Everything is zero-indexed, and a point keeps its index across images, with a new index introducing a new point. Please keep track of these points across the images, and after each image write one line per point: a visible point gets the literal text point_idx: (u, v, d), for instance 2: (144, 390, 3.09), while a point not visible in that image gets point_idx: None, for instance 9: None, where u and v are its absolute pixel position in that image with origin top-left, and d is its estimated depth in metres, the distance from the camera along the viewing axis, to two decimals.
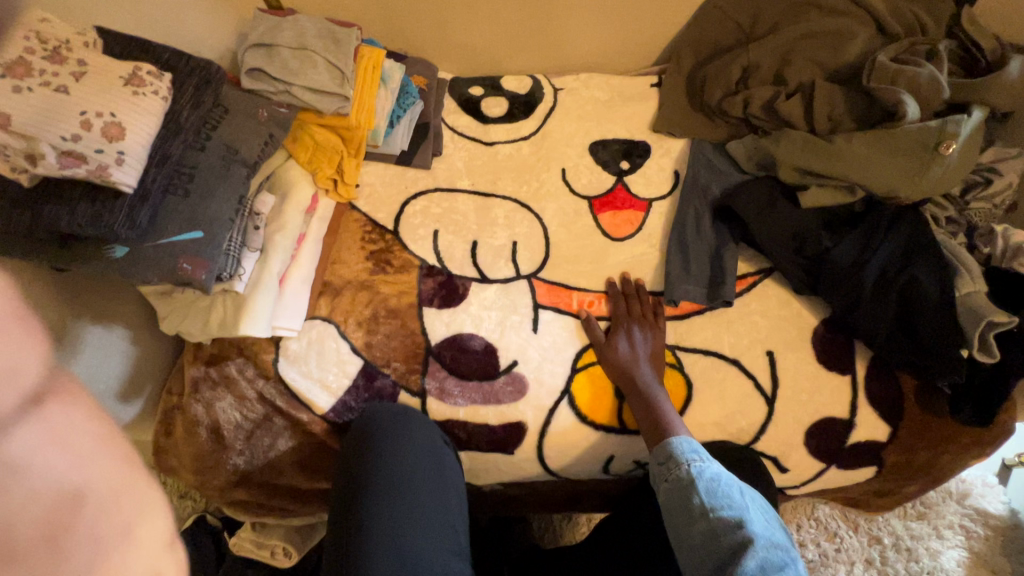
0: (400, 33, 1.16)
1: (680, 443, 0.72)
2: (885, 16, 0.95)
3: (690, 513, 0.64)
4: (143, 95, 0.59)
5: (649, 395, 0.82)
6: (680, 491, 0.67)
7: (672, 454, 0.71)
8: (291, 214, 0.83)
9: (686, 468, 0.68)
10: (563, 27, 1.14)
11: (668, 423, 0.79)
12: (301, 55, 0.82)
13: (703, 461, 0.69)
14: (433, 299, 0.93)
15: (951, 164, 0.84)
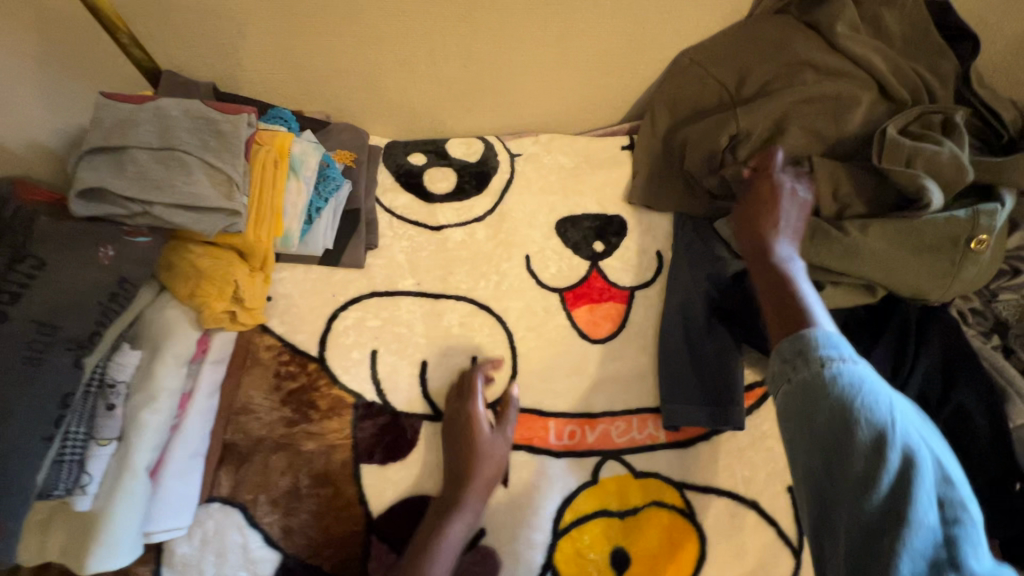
0: (316, 94, 0.94)
1: (817, 334, 0.48)
2: (887, 79, 0.83)
3: (843, 443, 0.43)
4: None
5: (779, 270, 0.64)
6: (821, 404, 0.44)
7: (804, 348, 0.48)
8: (165, 375, 0.61)
9: (827, 368, 0.45)
10: (518, 85, 0.96)
11: (801, 300, 0.57)
12: (170, 162, 0.60)
13: (853, 360, 0.46)
14: (373, 452, 0.73)
15: (984, 261, 0.71)
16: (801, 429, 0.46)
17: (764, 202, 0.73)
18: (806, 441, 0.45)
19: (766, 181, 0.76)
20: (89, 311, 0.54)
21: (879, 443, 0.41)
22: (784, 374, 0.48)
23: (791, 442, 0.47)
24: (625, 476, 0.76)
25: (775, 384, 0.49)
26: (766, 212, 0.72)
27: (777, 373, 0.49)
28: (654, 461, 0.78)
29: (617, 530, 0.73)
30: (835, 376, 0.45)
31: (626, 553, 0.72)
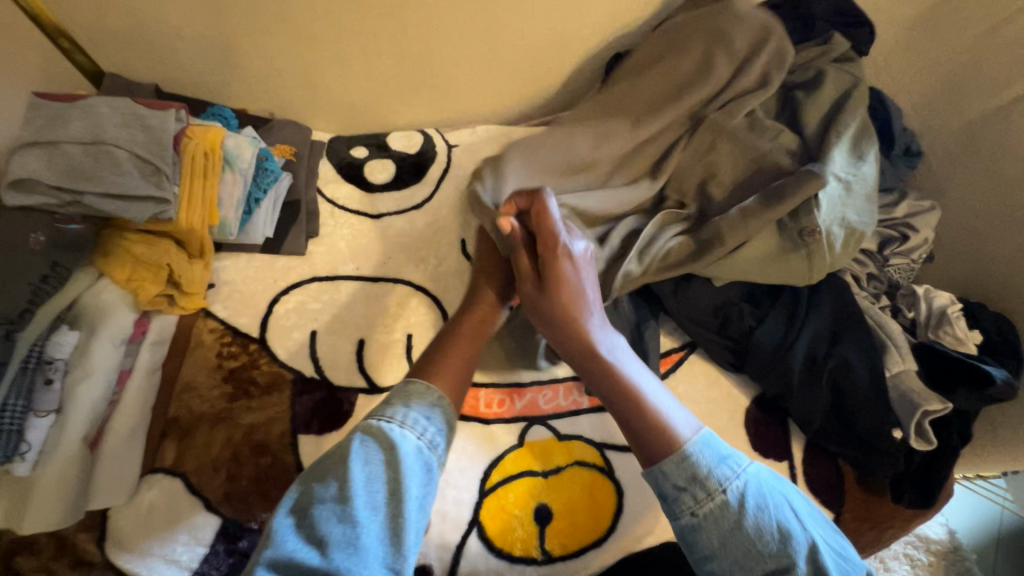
0: (259, 93, 0.99)
1: (701, 445, 0.60)
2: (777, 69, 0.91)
3: (753, 545, 0.57)
4: None
5: (609, 361, 0.66)
6: (726, 528, 0.57)
7: (695, 475, 0.58)
8: (101, 352, 0.66)
9: (725, 495, 0.57)
10: (452, 80, 1.01)
11: (651, 419, 0.62)
12: (98, 154, 0.64)
13: (737, 474, 0.59)
14: (310, 423, 0.78)
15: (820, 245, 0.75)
16: (701, 545, 0.58)
17: (558, 286, 0.69)
18: (706, 543, 0.58)
19: (548, 260, 0.70)
20: (19, 289, 0.59)
21: (776, 539, 0.56)
22: (680, 500, 0.59)
23: (692, 548, 0.59)
24: (549, 439, 0.82)
25: (669, 507, 0.59)
26: (561, 304, 0.68)
27: (670, 498, 0.59)
28: (577, 425, 0.83)
29: (541, 488, 0.78)
30: (728, 490, 0.58)
31: (549, 508, 0.77)
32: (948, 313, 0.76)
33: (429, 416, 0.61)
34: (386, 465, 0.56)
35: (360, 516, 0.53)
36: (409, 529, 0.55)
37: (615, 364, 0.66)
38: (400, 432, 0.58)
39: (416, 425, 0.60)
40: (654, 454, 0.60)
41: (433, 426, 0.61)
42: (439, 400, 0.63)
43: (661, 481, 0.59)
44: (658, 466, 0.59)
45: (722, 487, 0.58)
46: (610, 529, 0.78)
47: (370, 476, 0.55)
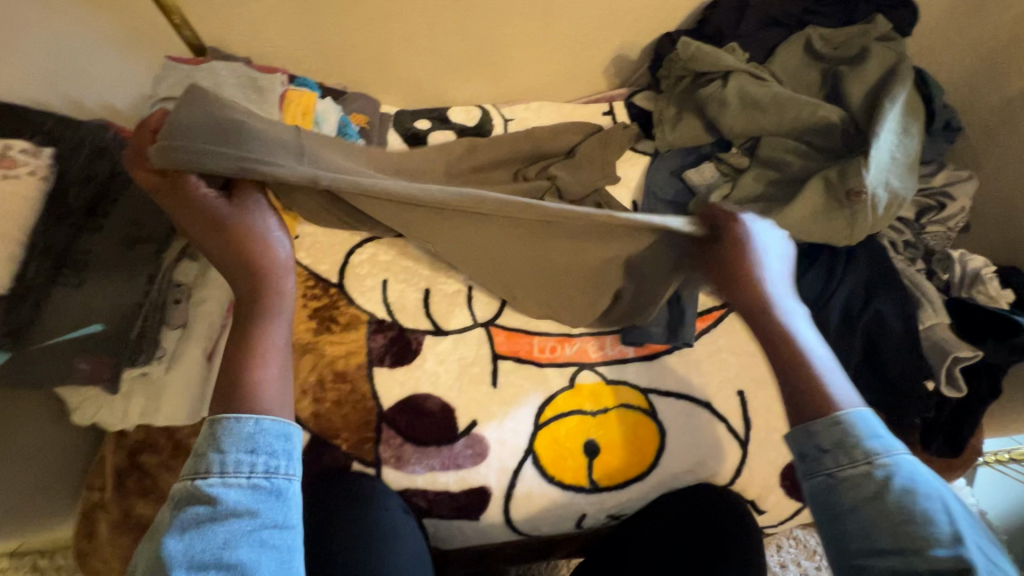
0: (336, 67, 1.08)
1: (859, 418, 0.56)
2: (821, 48, 0.96)
3: (895, 523, 0.51)
4: (15, 177, 0.59)
5: (774, 319, 0.68)
6: (860, 500, 0.53)
7: (846, 436, 0.55)
8: (216, 281, 0.74)
9: (877, 466, 0.54)
10: (510, 58, 1.10)
11: (822, 390, 0.60)
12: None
13: (892, 454, 0.54)
14: (384, 358, 0.87)
15: (874, 204, 0.81)
16: (836, 506, 0.54)
17: (738, 257, 0.72)
18: (837, 513, 0.54)
19: (721, 243, 0.74)
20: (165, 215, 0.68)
21: (923, 519, 0.50)
22: (819, 460, 0.56)
23: (822, 519, 0.55)
24: (597, 383, 0.88)
25: (808, 466, 0.57)
26: (734, 272, 0.72)
27: (811, 456, 0.57)
28: (624, 372, 0.89)
29: (590, 425, 0.85)
30: (878, 468, 0.53)
31: (597, 443, 0.84)
32: (981, 274, 0.83)
33: (254, 449, 0.52)
34: (222, 506, 0.49)
35: (234, 537, 0.48)
36: (275, 539, 0.50)
37: (783, 329, 0.67)
38: (222, 449, 0.51)
39: (239, 467, 0.51)
40: (800, 415, 0.59)
41: (275, 430, 0.54)
42: (258, 424, 0.53)
43: (802, 439, 0.58)
44: (803, 426, 0.58)
45: (870, 462, 0.54)
46: (651, 465, 0.85)
47: (217, 516, 0.48)
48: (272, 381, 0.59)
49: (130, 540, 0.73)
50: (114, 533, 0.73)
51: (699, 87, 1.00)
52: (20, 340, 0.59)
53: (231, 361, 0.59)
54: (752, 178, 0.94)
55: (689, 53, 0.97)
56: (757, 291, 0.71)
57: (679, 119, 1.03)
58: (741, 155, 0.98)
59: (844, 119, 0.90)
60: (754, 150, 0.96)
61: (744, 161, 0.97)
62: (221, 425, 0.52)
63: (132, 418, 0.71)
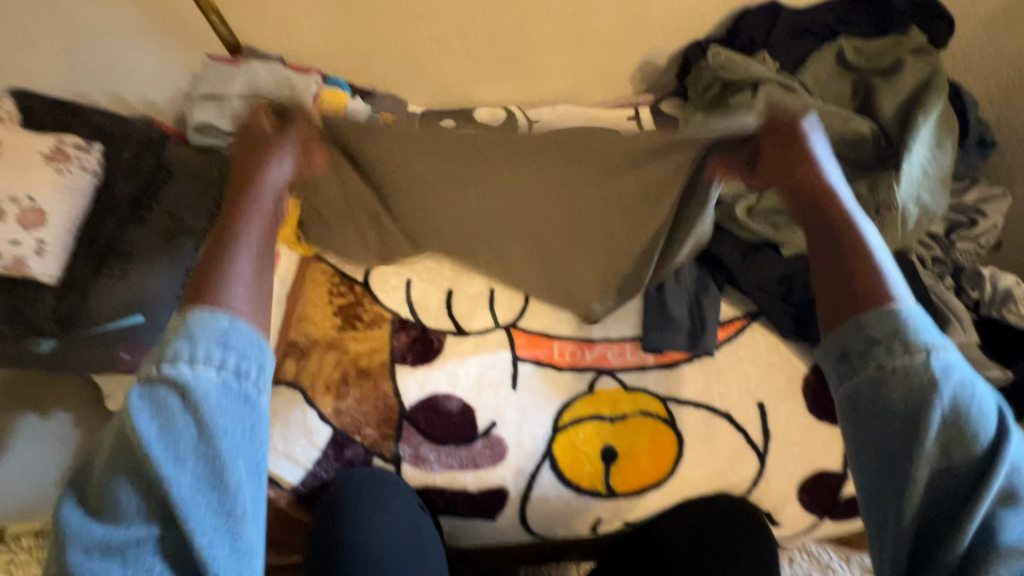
0: (366, 66, 1.09)
1: (911, 312, 0.45)
2: (854, 58, 0.96)
3: (917, 431, 0.42)
4: (65, 171, 0.76)
5: (851, 231, 0.53)
6: (913, 400, 0.42)
7: (900, 329, 0.44)
8: None
9: (924, 353, 0.43)
10: (538, 61, 1.11)
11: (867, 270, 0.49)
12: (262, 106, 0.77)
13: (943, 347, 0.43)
14: (406, 356, 0.88)
15: (904, 219, 0.81)
16: (884, 405, 0.43)
17: (798, 162, 0.64)
18: (889, 440, 0.43)
19: (770, 141, 0.68)
20: None
21: (972, 437, 0.41)
22: (866, 355, 0.45)
23: (868, 447, 0.45)
24: (616, 389, 0.88)
25: (845, 368, 0.46)
26: (803, 168, 0.63)
27: (845, 359, 0.46)
28: (643, 379, 0.89)
29: (608, 431, 0.86)
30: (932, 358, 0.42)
31: (614, 449, 0.85)
32: (1014, 292, 0.81)
33: (218, 341, 0.44)
34: (159, 456, 0.41)
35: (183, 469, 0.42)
36: (236, 464, 0.43)
37: (848, 234, 0.53)
38: (188, 373, 0.43)
39: (204, 357, 0.44)
40: (849, 309, 0.47)
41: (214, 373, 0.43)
42: (233, 324, 0.46)
43: (839, 337, 0.46)
44: (850, 321, 0.46)
45: (910, 352, 0.43)
46: (668, 473, 0.85)
47: (155, 462, 0.41)
48: (242, 279, 0.50)
49: None
50: None
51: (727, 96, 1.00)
52: (70, 326, 0.72)
53: (207, 267, 0.52)
54: None
55: (718, 61, 0.99)
56: (818, 176, 0.62)
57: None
58: None
59: (877, 132, 0.89)
60: None
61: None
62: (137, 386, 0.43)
63: None
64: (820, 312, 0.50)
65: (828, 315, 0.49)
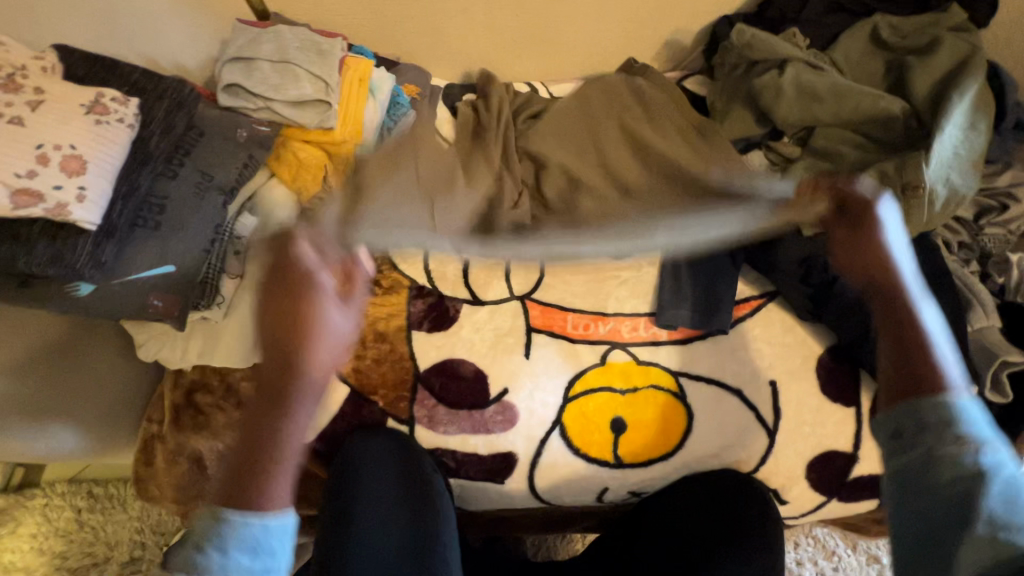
0: (390, 36, 1.09)
1: (966, 404, 0.48)
2: (886, 35, 0.94)
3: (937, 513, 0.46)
4: (107, 123, 0.58)
5: (906, 305, 0.52)
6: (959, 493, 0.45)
7: (953, 417, 0.47)
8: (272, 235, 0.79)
9: (972, 454, 0.46)
10: (562, 34, 1.10)
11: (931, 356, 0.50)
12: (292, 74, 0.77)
13: (996, 446, 0.46)
14: (422, 322, 0.90)
15: (933, 200, 0.79)
16: (911, 495, 0.47)
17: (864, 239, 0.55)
18: (909, 498, 0.47)
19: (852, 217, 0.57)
20: (232, 168, 0.68)
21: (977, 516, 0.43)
22: (917, 438, 0.48)
23: (897, 495, 0.48)
24: (628, 362, 0.89)
25: (899, 444, 0.49)
26: (865, 253, 0.55)
27: (896, 436, 0.50)
28: (656, 354, 0.90)
29: (618, 403, 0.87)
30: (963, 456, 0.46)
31: (624, 420, 0.86)
32: None
33: (255, 549, 0.51)
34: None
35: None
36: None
37: (918, 324, 0.51)
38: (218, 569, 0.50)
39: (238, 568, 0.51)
40: (911, 391, 0.50)
41: (277, 532, 0.52)
42: (264, 527, 0.52)
43: (896, 418, 0.50)
44: (904, 404, 0.50)
45: (956, 446, 0.46)
46: (677, 446, 0.86)
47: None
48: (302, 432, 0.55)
49: (185, 468, 0.79)
50: (169, 461, 0.79)
51: (754, 74, 0.97)
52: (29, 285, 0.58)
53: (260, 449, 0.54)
54: (803, 169, 0.92)
55: (744, 40, 0.97)
56: (891, 263, 0.54)
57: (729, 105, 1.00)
58: (792, 145, 0.96)
59: (907, 112, 0.88)
60: (807, 140, 0.95)
61: (796, 150, 0.95)
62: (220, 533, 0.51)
63: (191, 356, 0.76)
64: (885, 363, 0.53)
65: (888, 393, 0.52)
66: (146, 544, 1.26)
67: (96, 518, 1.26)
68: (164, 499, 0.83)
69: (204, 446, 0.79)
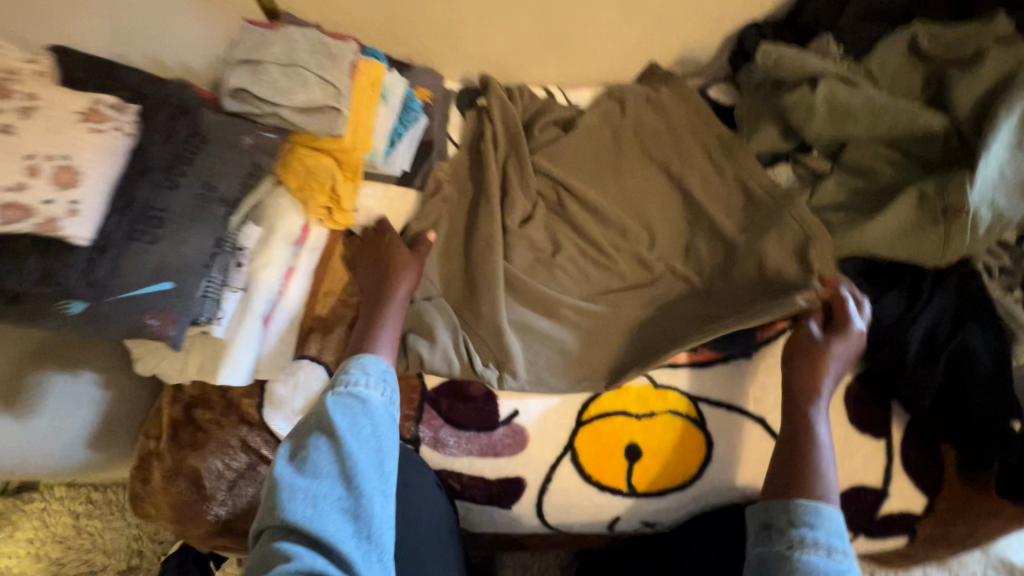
0: (403, 38, 1.06)
1: (820, 510, 0.54)
2: (925, 45, 0.89)
3: None
4: (101, 133, 0.54)
5: (809, 422, 0.66)
6: None
7: (793, 518, 0.54)
8: (278, 247, 0.77)
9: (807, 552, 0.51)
10: (582, 39, 1.06)
11: (813, 463, 0.61)
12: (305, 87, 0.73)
13: (838, 552, 0.51)
14: None
15: (978, 225, 0.76)
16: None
17: (814, 367, 0.71)
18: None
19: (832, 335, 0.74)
20: (235, 179, 0.65)
21: None
22: (774, 533, 0.55)
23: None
24: (646, 386, 0.85)
25: (762, 535, 0.56)
26: (809, 370, 0.71)
27: (761, 530, 0.56)
28: (674, 377, 0.85)
29: (635, 428, 0.82)
30: (800, 552, 0.51)
31: (640, 447, 0.82)
32: None
33: (368, 378, 0.60)
34: (346, 399, 0.57)
35: (353, 426, 0.55)
36: (378, 436, 0.56)
37: (810, 441, 0.64)
38: (336, 401, 0.57)
39: (352, 388, 0.59)
40: (783, 493, 0.59)
41: (380, 371, 0.62)
42: (365, 367, 0.61)
43: (760, 516, 0.57)
44: (767, 503, 0.57)
45: (797, 544, 0.52)
46: (695, 477, 0.82)
47: (342, 405, 0.56)
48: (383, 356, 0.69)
49: (182, 488, 0.76)
50: (165, 480, 0.76)
51: (781, 94, 0.93)
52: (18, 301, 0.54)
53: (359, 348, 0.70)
54: (833, 184, 0.89)
55: (770, 61, 0.90)
56: (818, 386, 0.69)
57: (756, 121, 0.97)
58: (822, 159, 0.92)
59: (948, 128, 0.83)
60: (839, 153, 0.91)
61: (826, 165, 0.91)
62: (349, 367, 0.61)
63: (190, 374, 0.73)
64: (776, 471, 0.62)
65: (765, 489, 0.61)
66: (143, 551, 1.23)
67: (93, 524, 1.24)
68: (160, 518, 0.79)
69: (204, 463, 0.76)
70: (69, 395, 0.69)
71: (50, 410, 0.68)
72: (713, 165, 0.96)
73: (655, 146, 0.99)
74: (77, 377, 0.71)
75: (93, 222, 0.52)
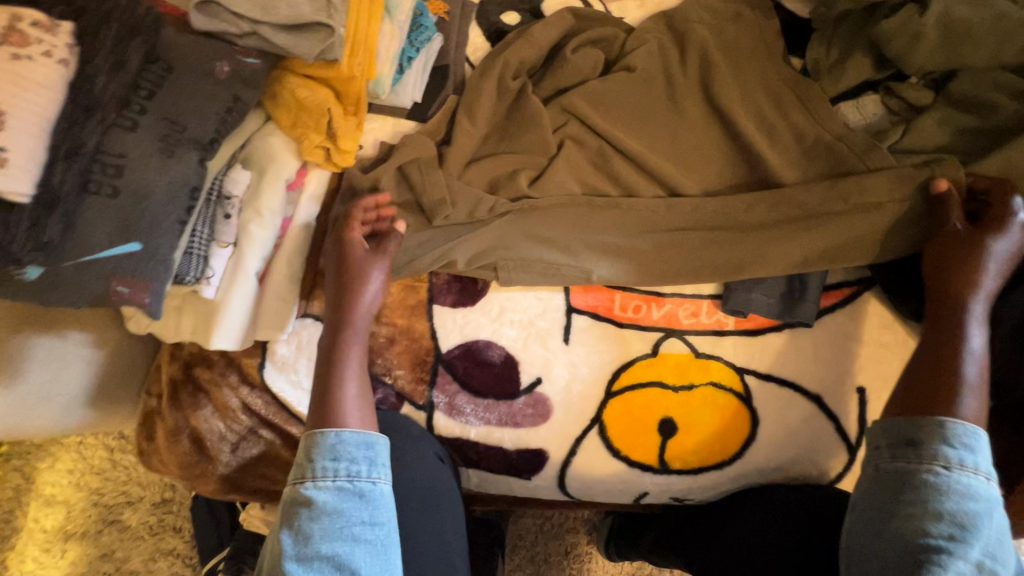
0: None
1: (968, 434, 0.51)
2: None
3: (898, 517, 0.50)
4: (26, 58, 0.47)
5: (960, 326, 0.58)
6: (924, 507, 0.49)
7: (947, 437, 0.51)
8: (269, 192, 0.68)
9: (954, 473, 0.50)
10: None
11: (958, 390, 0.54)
12: None
13: (984, 479, 0.50)
14: (446, 294, 0.77)
15: None
16: (892, 497, 0.51)
17: (951, 267, 0.61)
18: (891, 495, 0.51)
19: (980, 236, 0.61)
20: (209, 116, 0.57)
21: (932, 524, 0.48)
22: (914, 449, 0.52)
23: (875, 492, 0.53)
24: (685, 354, 0.76)
25: (899, 450, 0.53)
26: (959, 267, 0.61)
27: (897, 444, 0.53)
28: (719, 346, 0.76)
29: (670, 402, 0.74)
30: (955, 473, 0.50)
31: (675, 422, 0.74)
32: None
33: (338, 455, 0.54)
34: (315, 507, 0.51)
35: (331, 537, 0.50)
36: (369, 535, 0.51)
37: (960, 345, 0.56)
38: (311, 490, 0.52)
39: (324, 470, 0.53)
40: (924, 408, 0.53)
41: (356, 441, 0.55)
42: (339, 435, 0.55)
43: (896, 430, 0.54)
44: (911, 418, 0.53)
45: (950, 465, 0.50)
46: (734, 455, 0.74)
47: (314, 517, 0.51)
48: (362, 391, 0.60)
49: (186, 448, 0.73)
50: (169, 439, 0.73)
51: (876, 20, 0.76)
52: None
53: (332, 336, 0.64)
54: (932, 121, 0.74)
55: None
56: (970, 285, 0.59)
57: (845, 45, 0.79)
58: (922, 88, 0.76)
59: None
60: (944, 83, 0.74)
61: (927, 97, 0.75)
62: (314, 441, 0.55)
63: (183, 335, 0.67)
64: (908, 388, 0.56)
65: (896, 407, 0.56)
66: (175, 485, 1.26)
67: (127, 459, 1.26)
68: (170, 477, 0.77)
69: (206, 425, 0.73)
70: (58, 357, 0.66)
71: (38, 374, 0.65)
72: (782, 98, 0.80)
73: (717, 73, 0.81)
74: (66, 339, 0.67)
75: (31, 172, 0.46)
